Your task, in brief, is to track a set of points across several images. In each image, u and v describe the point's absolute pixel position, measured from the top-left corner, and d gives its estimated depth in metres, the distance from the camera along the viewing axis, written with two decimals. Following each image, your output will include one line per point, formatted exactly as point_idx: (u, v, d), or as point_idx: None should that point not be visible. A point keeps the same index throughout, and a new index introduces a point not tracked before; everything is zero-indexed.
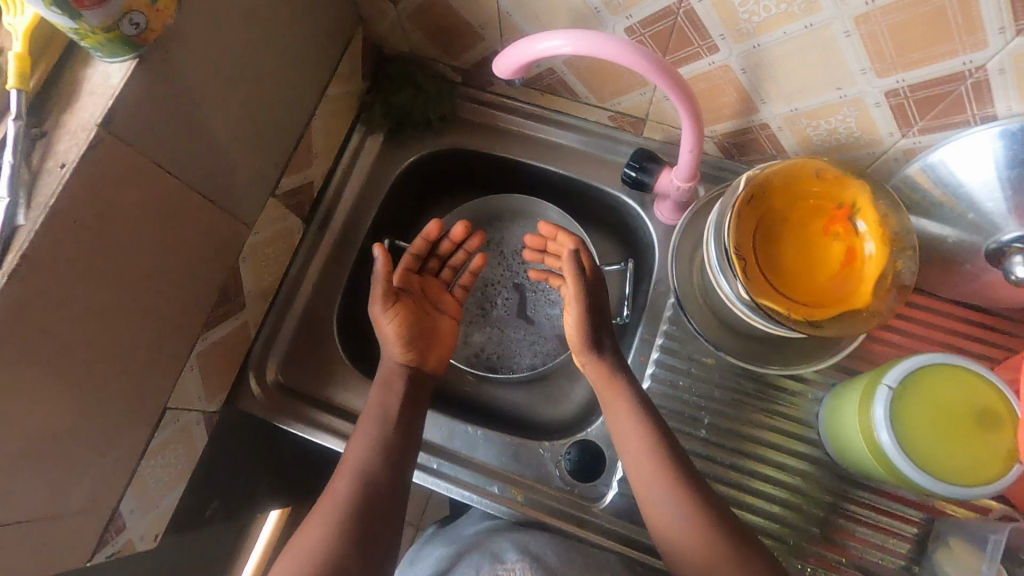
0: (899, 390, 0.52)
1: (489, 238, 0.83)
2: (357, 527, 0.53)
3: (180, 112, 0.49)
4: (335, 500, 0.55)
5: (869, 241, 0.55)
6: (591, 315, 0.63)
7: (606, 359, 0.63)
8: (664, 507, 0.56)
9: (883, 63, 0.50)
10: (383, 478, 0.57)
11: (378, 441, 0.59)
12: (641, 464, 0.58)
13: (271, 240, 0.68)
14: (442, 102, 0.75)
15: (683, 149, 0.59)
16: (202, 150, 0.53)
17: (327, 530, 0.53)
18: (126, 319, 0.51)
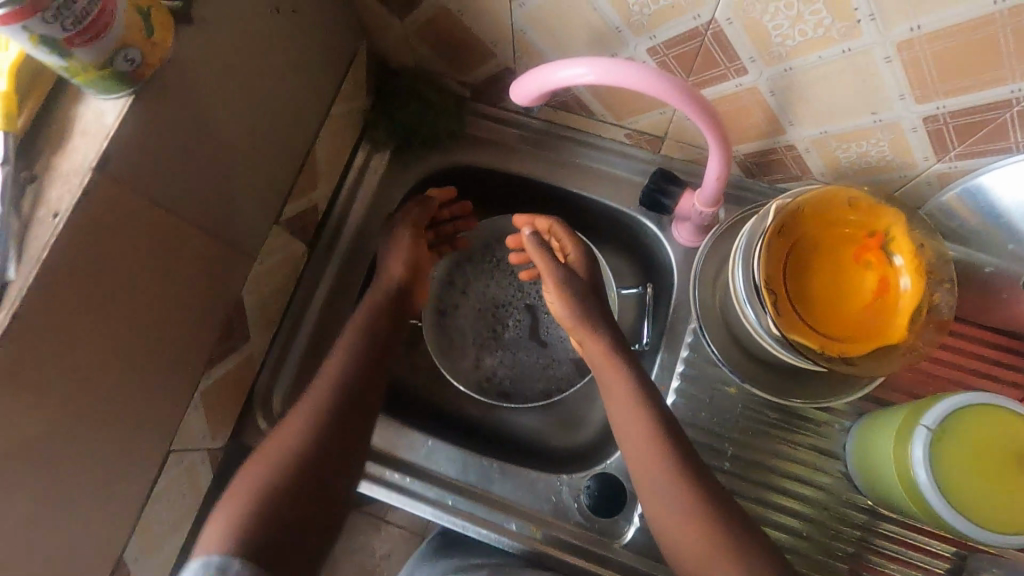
0: (938, 432, 0.49)
1: (499, 257, 0.80)
2: (323, 455, 0.55)
3: (179, 147, 0.46)
4: (302, 429, 0.56)
5: (904, 275, 0.52)
6: (569, 286, 0.67)
7: (602, 339, 0.65)
8: (659, 489, 0.55)
9: (924, 89, 0.47)
10: (350, 406, 0.59)
11: (346, 372, 0.61)
12: (635, 438, 0.58)
13: (275, 268, 0.65)
14: (451, 118, 0.72)
15: (709, 176, 0.56)
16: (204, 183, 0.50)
17: (292, 453, 0.54)
18: (128, 366, 0.48)
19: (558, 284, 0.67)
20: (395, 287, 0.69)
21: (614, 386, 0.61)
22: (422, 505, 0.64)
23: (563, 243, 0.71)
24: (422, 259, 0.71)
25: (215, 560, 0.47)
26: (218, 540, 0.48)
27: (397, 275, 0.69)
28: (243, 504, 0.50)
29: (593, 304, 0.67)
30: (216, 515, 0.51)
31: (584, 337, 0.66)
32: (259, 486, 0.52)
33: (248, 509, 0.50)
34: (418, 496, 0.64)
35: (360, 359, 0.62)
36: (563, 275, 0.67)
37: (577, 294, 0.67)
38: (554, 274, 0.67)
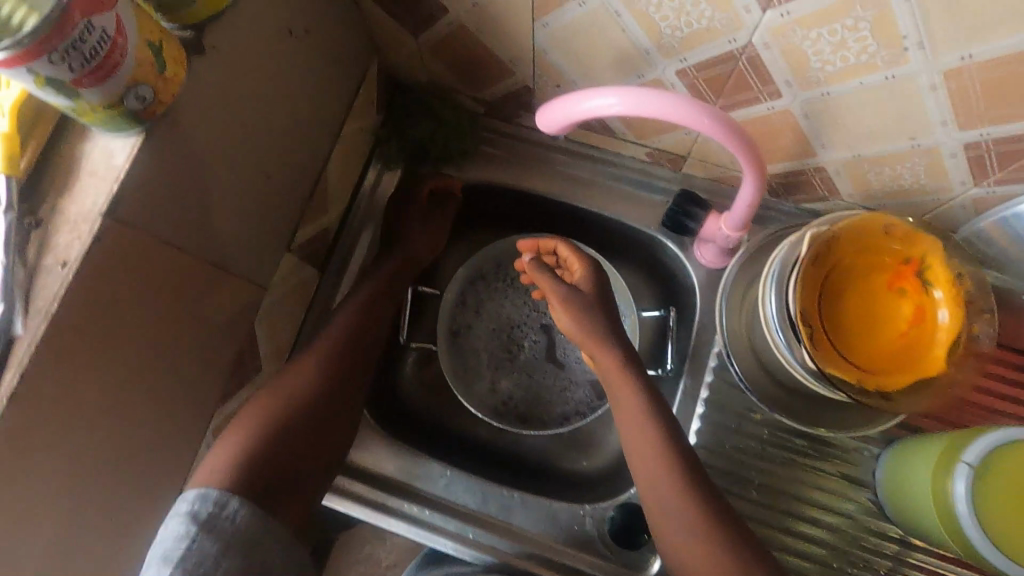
0: (980, 470, 0.48)
1: (513, 274, 0.78)
2: (318, 406, 0.58)
3: (190, 183, 0.44)
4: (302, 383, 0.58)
5: (943, 308, 0.51)
6: (585, 307, 0.62)
7: (615, 353, 0.60)
8: (676, 517, 0.52)
9: (968, 117, 0.45)
10: (348, 362, 0.62)
11: (347, 331, 0.63)
12: (647, 461, 0.55)
13: (287, 295, 0.63)
14: (464, 135, 0.70)
15: (739, 203, 0.54)
16: (215, 217, 0.48)
17: (290, 403, 0.56)
18: (139, 412, 0.46)
19: (564, 303, 0.62)
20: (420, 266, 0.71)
21: (623, 395, 0.58)
22: (442, 538, 0.62)
23: (569, 259, 0.66)
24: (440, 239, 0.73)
25: (214, 494, 0.49)
26: (218, 475, 0.50)
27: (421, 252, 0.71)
28: (244, 444, 0.52)
29: (606, 316, 0.62)
30: (214, 453, 0.52)
31: (591, 350, 0.61)
32: (258, 426, 0.54)
33: (249, 447, 0.52)
34: (437, 529, 0.63)
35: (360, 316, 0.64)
36: (567, 292, 0.63)
37: (585, 310, 0.62)
38: (558, 293, 0.63)
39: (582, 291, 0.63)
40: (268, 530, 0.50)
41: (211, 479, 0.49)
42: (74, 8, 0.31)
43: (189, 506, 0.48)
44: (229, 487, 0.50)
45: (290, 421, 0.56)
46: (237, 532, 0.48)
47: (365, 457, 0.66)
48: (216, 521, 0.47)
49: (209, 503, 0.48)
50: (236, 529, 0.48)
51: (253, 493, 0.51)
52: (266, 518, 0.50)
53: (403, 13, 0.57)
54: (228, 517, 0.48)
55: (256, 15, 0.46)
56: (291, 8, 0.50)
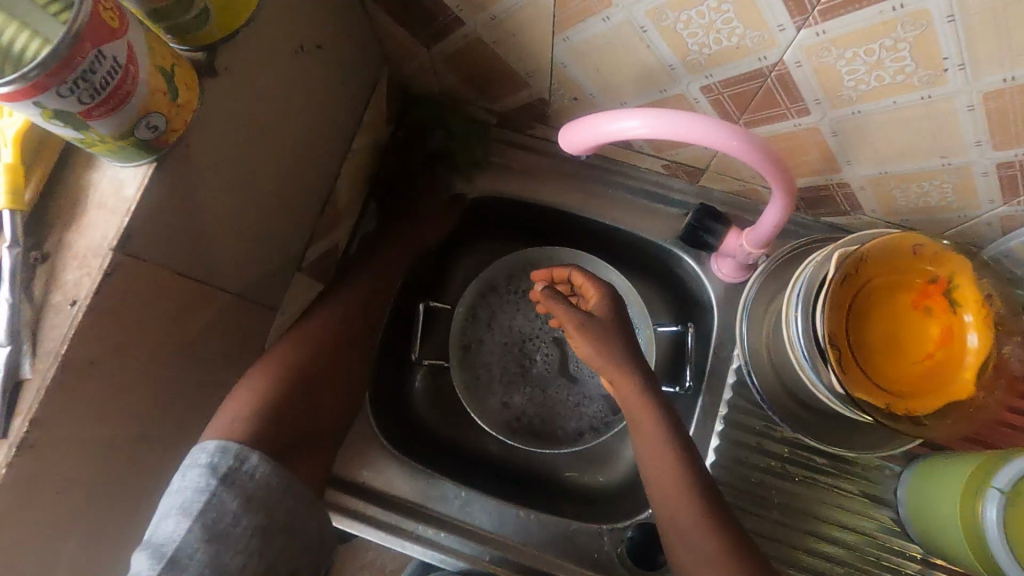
0: (1010, 495, 0.47)
1: (525, 286, 0.76)
2: (330, 366, 0.57)
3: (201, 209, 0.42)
4: (316, 336, 0.57)
5: (972, 330, 0.50)
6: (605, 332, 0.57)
7: (636, 380, 0.57)
8: (699, 547, 0.51)
9: (1005, 137, 0.44)
10: (360, 322, 0.61)
11: (359, 293, 0.62)
12: (669, 490, 0.54)
13: (296, 314, 0.61)
14: (473, 147, 0.69)
15: (765, 222, 0.53)
16: (225, 241, 0.46)
17: (304, 357, 0.55)
18: (149, 446, 0.45)
19: (586, 334, 0.57)
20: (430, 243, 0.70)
21: (647, 426, 0.55)
22: (457, 561, 0.61)
23: (584, 285, 0.62)
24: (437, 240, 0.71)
25: (234, 447, 0.47)
26: (240, 425, 0.49)
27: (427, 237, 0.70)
28: (264, 392, 0.51)
29: (627, 346, 0.58)
30: (229, 402, 0.50)
31: (618, 385, 0.57)
32: (278, 376, 0.53)
33: (268, 395, 0.51)
34: (453, 551, 0.62)
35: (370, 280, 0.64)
36: (585, 320, 0.57)
37: (606, 337, 0.57)
38: (571, 318, 0.58)
39: (598, 316, 0.58)
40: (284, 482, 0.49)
41: (232, 430, 0.48)
42: (85, 40, 0.29)
43: (208, 458, 0.46)
44: (247, 440, 0.48)
45: (306, 373, 0.55)
46: (257, 485, 0.47)
47: (377, 477, 0.64)
48: (236, 475, 0.46)
49: (228, 457, 0.46)
50: (256, 484, 0.47)
51: (273, 447, 0.50)
52: (285, 470, 0.49)
53: (417, 24, 0.56)
54: (248, 472, 0.47)
55: (269, 34, 0.44)
56: (303, 23, 0.48)
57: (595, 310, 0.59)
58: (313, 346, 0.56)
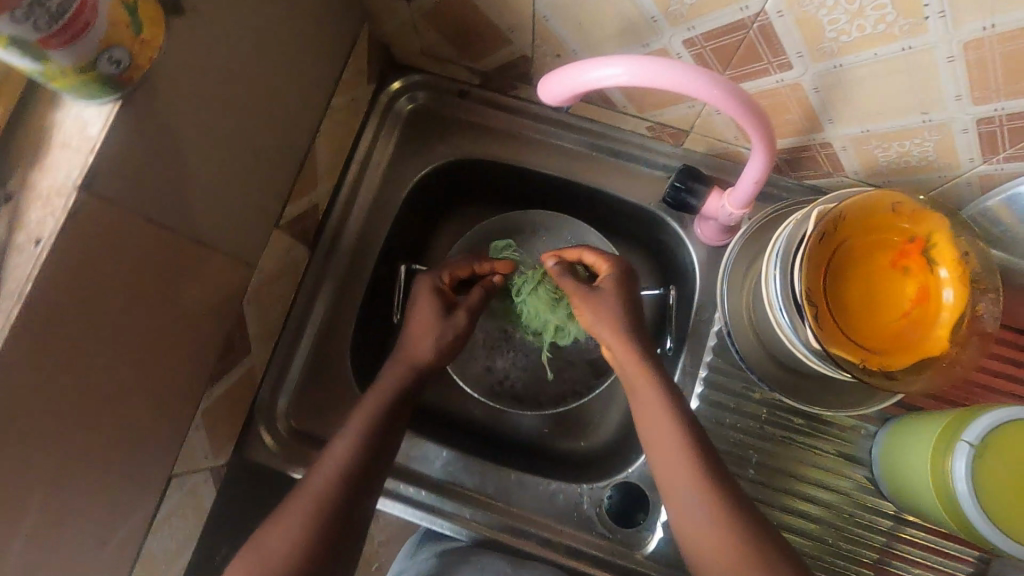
0: (979, 448, 0.48)
1: None
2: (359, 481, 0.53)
3: (172, 155, 0.42)
4: (292, 530, 0.49)
5: (948, 287, 0.50)
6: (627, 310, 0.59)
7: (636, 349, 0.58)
8: (690, 503, 0.51)
9: (984, 91, 0.44)
10: (365, 472, 0.54)
11: (347, 462, 0.53)
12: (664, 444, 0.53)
13: (276, 275, 0.61)
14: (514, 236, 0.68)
15: (746, 178, 0.53)
16: (197, 191, 0.45)
17: (288, 564, 0.47)
18: (123, 395, 0.44)
19: (588, 303, 0.60)
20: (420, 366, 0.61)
21: (643, 391, 0.56)
22: (437, 519, 0.63)
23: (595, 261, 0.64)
24: (447, 330, 0.63)
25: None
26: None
27: (429, 356, 0.61)
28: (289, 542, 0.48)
29: (628, 311, 0.60)
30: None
31: (615, 349, 0.58)
32: (306, 515, 0.50)
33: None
34: (435, 510, 0.63)
35: (362, 444, 0.55)
36: (585, 291, 0.60)
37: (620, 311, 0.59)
38: (577, 293, 0.61)
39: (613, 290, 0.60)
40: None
41: None
42: None
43: None
44: None
45: (336, 504, 0.51)
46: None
47: None
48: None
49: None
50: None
51: None
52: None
53: None
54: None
55: None
56: None
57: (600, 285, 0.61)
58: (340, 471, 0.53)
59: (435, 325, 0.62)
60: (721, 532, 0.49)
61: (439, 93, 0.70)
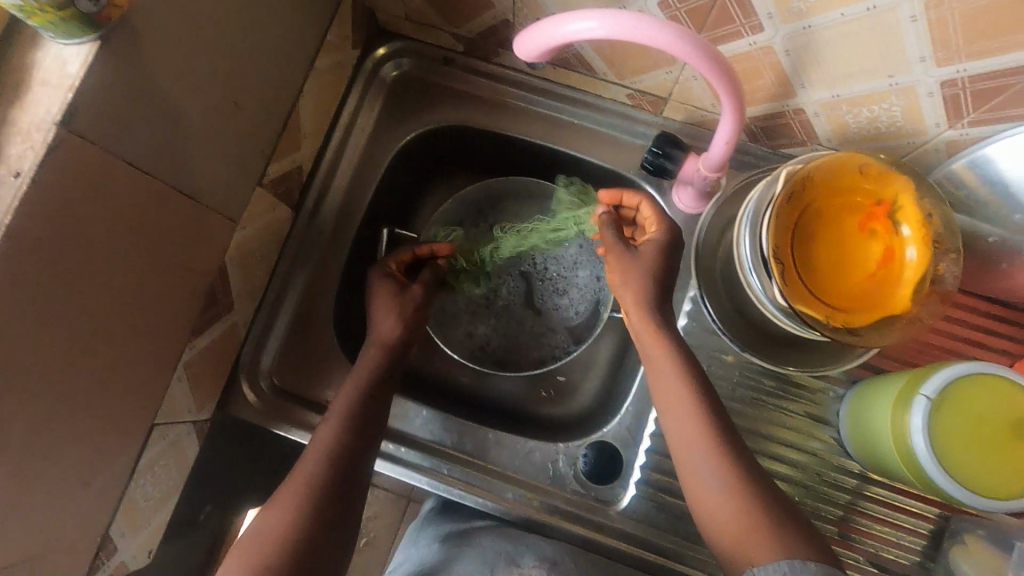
0: (937, 401, 0.50)
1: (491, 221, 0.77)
2: (351, 457, 0.54)
3: (143, 95, 0.43)
4: (287, 511, 0.49)
5: (911, 246, 0.52)
6: (655, 271, 0.57)
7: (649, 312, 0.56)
8: (696, 460, 0.51)
9: (946, 52, 0.45)
10: (354, 450, 0.55)
11: (335, 445, 0.54)
12: (673, 399, 0.53)
13: (259, 234, 0.62)
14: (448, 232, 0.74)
15: (718, 141, 0.54)
16: (173, 137, 0.46)
17: (286, 539, 0.48)
18: (104, 337, 0.46)
19: (618, 265, 0.58)
20: (394, 346, 0.63)
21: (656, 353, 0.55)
22: (416, 474, 0.64)
23: (649, 219, 0.60)
24: (403, 305, 0.65)
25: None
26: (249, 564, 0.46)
27: (396, 330, 0.63)
28: (289, 518, 0.49)
29: (658, 278, 0.56)
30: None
31: (632, 313, 0.56)
32: (303, 492, 0.50)
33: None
34: (414, 466, 0.64)
35: (348, 427, 0.56)
36: (623, 247, 0.58)
37: (645, 273, 0.57)
38: (614, 244, 0.59)
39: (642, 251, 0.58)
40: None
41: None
42: None
43: None
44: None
45: (331, 480, 0.52)
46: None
47: None
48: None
49: None
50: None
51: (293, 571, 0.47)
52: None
53: None
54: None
55: None
56: None
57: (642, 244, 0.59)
58: (331, 447, 0.54)
59: (391, 304, 0.65)
60: (708, 487, 0.50)
61: (423, 59, 0.71)
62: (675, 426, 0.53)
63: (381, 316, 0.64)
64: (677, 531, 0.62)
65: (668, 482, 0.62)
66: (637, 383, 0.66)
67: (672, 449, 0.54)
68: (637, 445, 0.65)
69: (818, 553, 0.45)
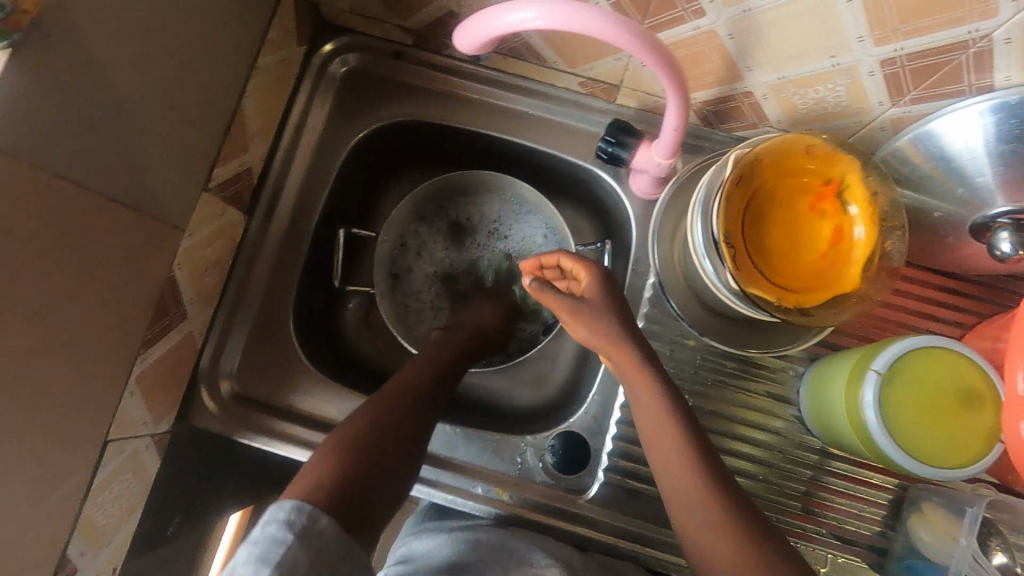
0: (887, 375, 0.52)
1: (452, 215, 0.77)
2: (438, 392, 0.60)
3: (34, 96, 0.42)
4: (391, 421, 0.54)
5: (859, 224, 0.52)
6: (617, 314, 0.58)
7: (631, 351, 0.56)
8: (662, 433, 0.54)
9: (883, 31, 0.45)
10: (445, 388, 0.61)
11: (428, 376, 0.60)
12: (649, 400, 0.54)
13: (211, 240, 0.61)
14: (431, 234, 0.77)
15: (666, 128, 0.54)
16: (84, 141, 0.46)
17: (385, 428, 0.53)
18: (42, 356, 0.45)
19: (572, 316, 0.59)
20: (490, 332, 0.70)
21: (642, 382, 0.55)
22: None
23: (574, 268, 0.62)
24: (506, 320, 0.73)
25: (307, 506, 0.45)
26: (350, 443, 0.51)
27: (486, 327, 0.70)
28: (387, 415, 0.54)
29: (621, 318, 0.58)
30: (307, 468, 0.49)
31: (612, 356, 0.57)
32: (405, 399, 0.57)
33: (331, 475, 0.48)
34: None
35: (441, 368, 0.62)
36: (573, 304, 0.59)
37: (604, 317, 0.58)
38: (560, 304, 0.60)
39: (590, 297, 0.59)
40: (347, 546, 0.45)
41: (336, 449, 0.50)
42: None
43: (285, 513, 0.44)
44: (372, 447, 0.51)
45: (421, 400, 0.58)
46: (328, 545, 0.44)
47: (304, 401, 0.65)
48: (310, 534, 0.44)
49: (301, 513, 0.45)
50: (328, 542, 0.44)
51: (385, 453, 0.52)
52: (348, 537, 0.45)
53: None
54: (316, 529, 0.44)
55: None
56: None
57: (585, 294, 0.60)
58: (427, 377, 0.60)
59: (495, 311, 0.73)
60: (676, 463, 0.52)
61: (373, 54, 0.69)
62: (645, 414, 0.54)
63: (488, 317, 0.72)
64: (644, 515, 0.63)
65: (636, 469, 0.63)
66: (601, 372, 0.66)
67: (643, 437, 0.56)
68: (604, 433, 0.65)
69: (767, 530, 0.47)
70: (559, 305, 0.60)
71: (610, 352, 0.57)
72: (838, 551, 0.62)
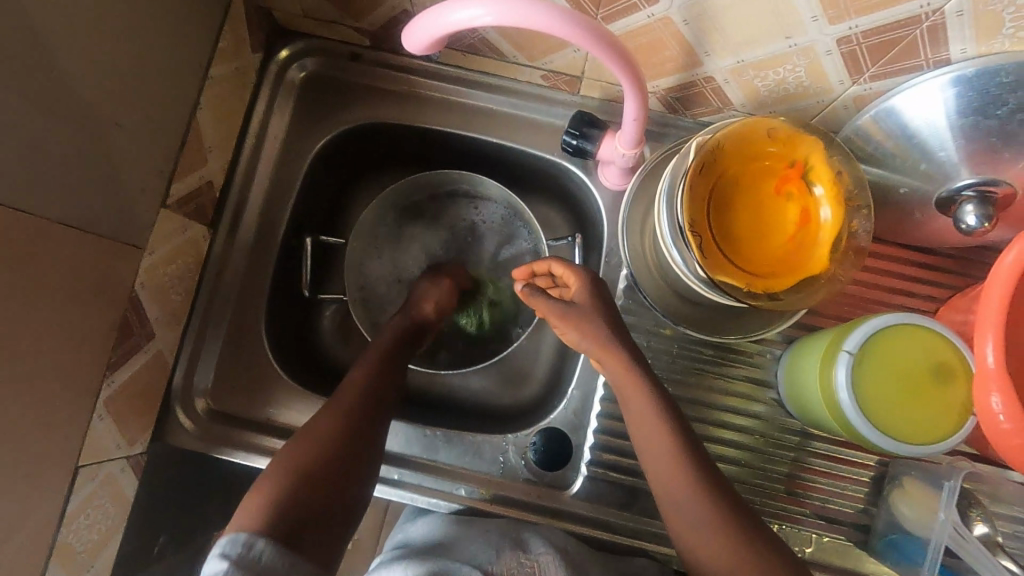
0: (859, 355, 0.52)
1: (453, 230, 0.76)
2: (380, 399, 0.58)
3: None
4: (330, 432, 0.53)
5: (825, 206, 0.52)
6: (606, 312, 0.57)
7: (616, 350, 0.55)
8: (653, 431, 0.53)
9: (836, 10, 0.45)
10: (386, 395, 0.59)
11: (370, 386, 0.58)
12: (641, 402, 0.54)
13: (172, 256, 0.60)
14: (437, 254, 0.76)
15: (627, 119, 0.53)
16: (25, 167, 0.45)
17: (326, 452, 0.51)
18: None
19: (564, 320, 0.58)
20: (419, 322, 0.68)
21: (633, 387, 0.54)
22: None
23: (564, 274, 0.61)
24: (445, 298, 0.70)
25: (243, 536, 0.45)
26: (282, 477, 0.49)
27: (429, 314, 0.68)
28: (327, 435, 0.53)
29: (613, 322, 0.57)
30: (250, 496, 0.48)
31: (601, 357, 0.56)
32: (345, 415, 0.55)
33: (270, 502, 0.47)
34: None
35: (378, 373, 0.60)
36: (563, 308, 0.58)
37: (588, 319, 0.57)
38: (552, 310, 0.59)
39: (579, 301, 0.58)
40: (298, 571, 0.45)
41: (270, 486, 0.48)
42: None
43: (222, 548, 0.44)
44: (314, 471, 0.50)
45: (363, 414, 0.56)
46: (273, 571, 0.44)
47: (283, 413, 0.65)
48: (248, 563, 0.43)
49: (237, 545, 0.44)
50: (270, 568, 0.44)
51: (325, 479, 0.50)
52: (296, 562, 0.45)
53: None
54: (256, 559, 0.44)
55: None
56: None
57: (575, 298, 0.59)
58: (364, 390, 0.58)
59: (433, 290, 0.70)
60: (663, 457, 0.52)
61: (331, 57, 0.68)
62: (636, 415, 0.54)
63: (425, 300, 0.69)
64: (629, 507, 0.63)
65: (618, 461, 0.63)
66: (581, 366, 0.66)
67: (632, 435, 0.56)
68: (586, 427, 0.65)
69: (745, 536, 0.48)
70: (551, 304, 0.59)
71: (595, 354, 0.56)
72: (823, 531, 0.62)
